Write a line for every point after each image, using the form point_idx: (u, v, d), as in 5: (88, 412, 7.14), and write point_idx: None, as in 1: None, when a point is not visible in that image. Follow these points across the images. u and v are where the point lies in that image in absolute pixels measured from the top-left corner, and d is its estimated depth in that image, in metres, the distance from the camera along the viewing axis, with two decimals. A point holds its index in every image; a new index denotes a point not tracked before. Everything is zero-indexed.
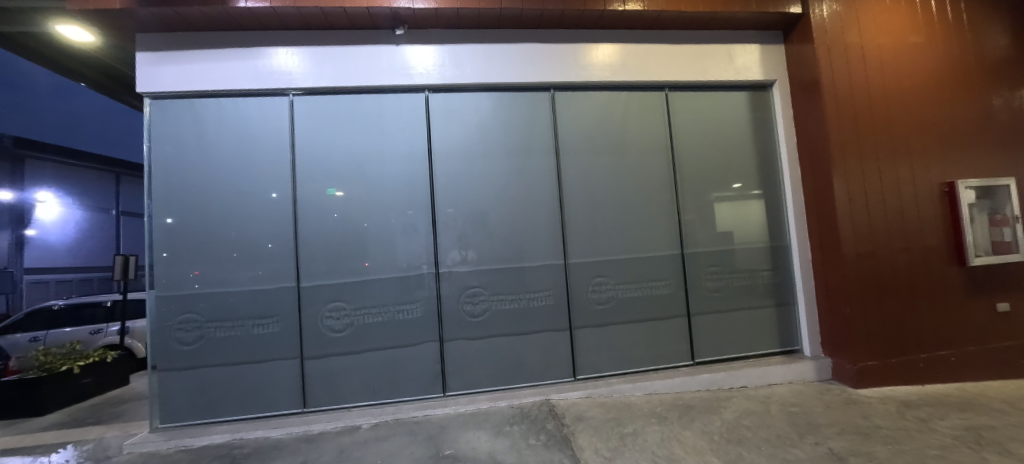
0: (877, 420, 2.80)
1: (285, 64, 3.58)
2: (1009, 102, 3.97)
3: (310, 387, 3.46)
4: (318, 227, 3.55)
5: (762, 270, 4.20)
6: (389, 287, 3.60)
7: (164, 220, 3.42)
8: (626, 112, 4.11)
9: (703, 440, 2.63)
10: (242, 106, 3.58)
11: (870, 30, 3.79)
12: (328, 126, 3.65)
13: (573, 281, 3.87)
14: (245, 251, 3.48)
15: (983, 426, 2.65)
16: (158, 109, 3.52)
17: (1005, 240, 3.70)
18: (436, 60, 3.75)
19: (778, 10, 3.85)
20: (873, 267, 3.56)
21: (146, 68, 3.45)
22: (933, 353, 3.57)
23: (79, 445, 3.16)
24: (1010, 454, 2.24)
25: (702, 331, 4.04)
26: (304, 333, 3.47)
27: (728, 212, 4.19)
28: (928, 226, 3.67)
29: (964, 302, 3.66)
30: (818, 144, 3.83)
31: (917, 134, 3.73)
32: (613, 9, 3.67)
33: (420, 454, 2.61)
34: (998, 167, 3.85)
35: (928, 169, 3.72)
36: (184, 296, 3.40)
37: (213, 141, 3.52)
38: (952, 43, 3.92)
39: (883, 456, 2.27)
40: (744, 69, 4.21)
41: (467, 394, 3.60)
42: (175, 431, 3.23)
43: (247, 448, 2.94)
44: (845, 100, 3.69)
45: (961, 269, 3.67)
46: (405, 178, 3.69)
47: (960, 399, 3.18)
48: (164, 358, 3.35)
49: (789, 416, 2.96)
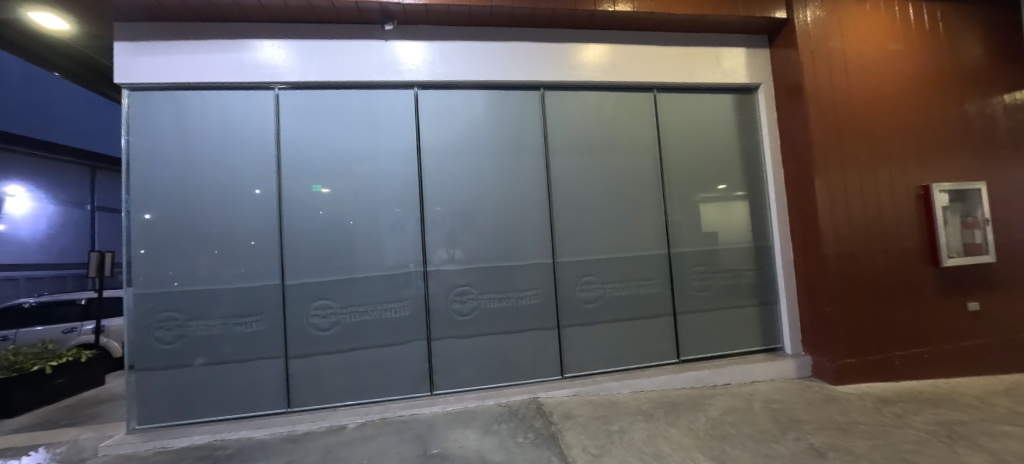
0: (855, 416, 2.89)
1: (270, 57, 3.50)
2: (983, 108, 4.11)
3: (294, 387, 3.41)
4: (304, 224, 3.49)
5: (746, 270, 4.28)
6: (376, 285, 3.56)
7: (143, 216, 3.32)
8: (616, 112, 4.14)
9: (688, 436, 2.67)
10: (225, 99, 3.49)
11: (851, 36, 3.90)
12: (314, 121, 3.58)
13: (562, 280, 3.89)
14: (227, 249, 3.40)
15: (955, 421, 2.76)
16: (138, 101, 3.41)
17: (976, 242, 3.84)
18: (426, 56, 3.72)
19: (764, 14, 3.91)
20: (852, 267, 3.67)
21: (125, 59, 3.34)
22: (909, 351, 3.70)
23: (52, 448, 3.05)
24: (980, 447, 2.34)
25: (689, 329, 4.10)
26: (290, 333, 3.42)
27: (714, 212, 4.25)
28: (905, 227, 3.79)
29: (937, 301, 3.79)
30: (801, 147, 3.90)
31: (896, 139, 3.85)
32: (604, 9, 3.69)
33: (407, 454, 2.59)
34: (972, 172, 3.98)
35: (905, 172, 3.84)
36: (164, 294, 3.31)
37: (194, 134, 3.43)
38: (929, 51, 4.05)
39: (861, 451, 2.34)
40: (730, 72, 4.28)
41: (454, 393, 3.59)
42: (154, 432, 3.15)
43: (228, 449, 2.88)
44: (828, 106, 3.79)
45: (935, 270, 3.80)
46: (396, 175, 3.65)
47: (933, 395, 3.30)
48: (143, 357, 3.26)
49: (771, 413, 3.02)
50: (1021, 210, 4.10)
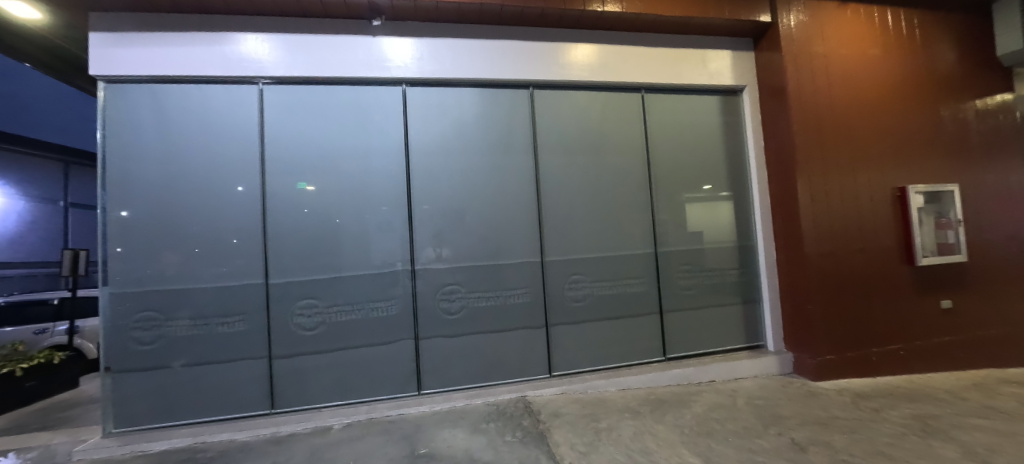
0: (835, 411, 2.97)
1: (254, 51, 3.43)
2: (956, 113, 4.26)
3: (278, 388, 3.35)
4: (289, 222, 3.43)
5: (731, 269, 4.35)
6: (363, 284, 3.52)
7: (119, 213, 3.22)
8: (605, 111, 4.16)
9: (675, 433, 2.71)
10: (206, 93, 3.41)
11: (833, 40, 3.99)
12: (299, 116, 3.52)
13: (550, 279, 3.90)
14: (208, 247, 3.31)
15: (928, 415, 2.85)
16: (115, 94, 3.30)
17: (949, 242, 3.98)
18: (415, 53, 3.69)
19: (749, 18, 3.98)
20: (832, 266, 3.77)
21: (101, 50, 3.22)
22: (886, 348, 3.82)
23: (21, 453, 2.93)
24: (951, 440, 2.43)
25: (674, 328, 4.15)
26: (274, 333, 3.35)
27: (700, 212, 4.31)
28: (883, 227, 3.90)
29: (912, 299, 3.92)
30: (784, 148, 3.98)
31: (874, 141, 3.96)
32: (592, 9, 3.71)
33: (395, 454, 2.56)
34: (945, 174, 4.13)
35: (883, 174, 3.95)
36: (142, 293, 3.21)
37: (174, 129, 3.34)
38: (906, 56, 4.17)
39: (840, 445, 2.40)
40: (716, 74, 4.34)
41: (442, 392, 3.58)
42: (132, 435, 3.06)
43: (210, 452, 2.82)
44: (809, 108, 3.87)
45: (911, 269, 3.92)
46: (383, 173, 3.61)
47: (908, 390, 3.41)
48: (119, 359, 3.16)
49: (754, 409, 3.08)
50: (991, 211, 4.25)
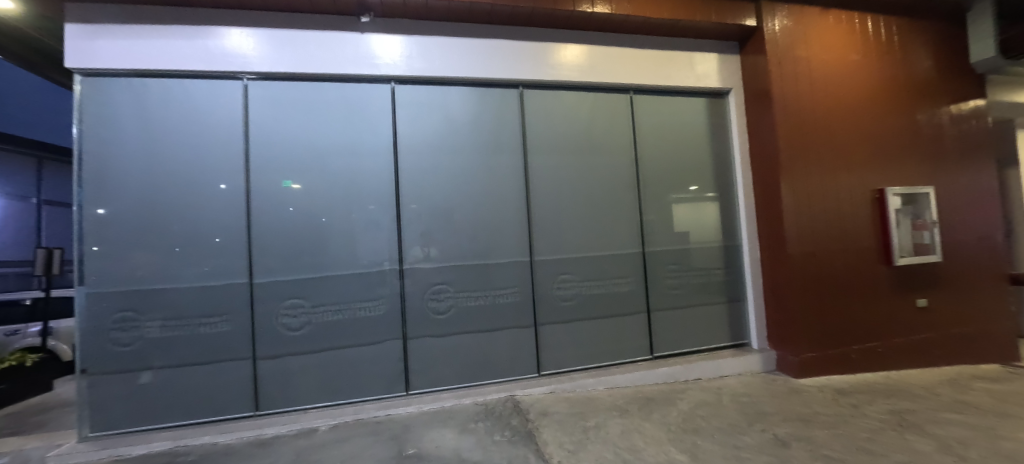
0: (816, 407, 3.04)
1: (238, 46, 3.36)
2: (932, 118, 4.39)
3: (262, 389, 3.29)
4: (274, 221, 3.37)
5: (717, 269, 4.42)
6: (350, 284, 3.48)
7: (96, 211, 3.12)
8: (594, 112, 4.19)
9: (661, 430, 2.75)
10: (188, 88, 3.33)
11: (815, 45, 4.08)
12: (285, 113, 3.46)
13: (539, 278, 3.91)
14: (190, 246, 3.24)
15: (904, 410, 2.95)
16: (91, 88, 3.19)
17: (925, 242, 4.11)
18: (404, 50, 3.66)
19: (735, 22, 4.05)
20: (813, 266, 3.86)
21: (77, 42, 3.11)
22: (865, 345, 3.92)
23: None
24: (925, 434, 2.51)
25: (662, 327, 4.20)
26: (258, 333, 3.30)
27: (687, 212, 4.37)
28: (862, 228, 4.01)
29: (890, 298, 4.03)
30: (768, 150, 4.06)
31: (854, 144, 4.06)
32: (582, 10, 3.74)
33: (383, 455, 2.55)
34: (920, 177, 4.26)
35: (862, 176, 4.06)
36: (120, 294, 3.12)
37: (154, 124, 3.25)
38: (885, 62, 4.29)
39: (821, 440, 2.47)
40: (703, 77, 4.41)
41: (430, 392, 3.56)
42: (110, 439, 2.98)
43: (192, 455, 2.76)
44: (793, 111, 3.96)
45: (888, 269, 4.04)
46: (371, 171, 3.57)
47: (886, 386, 3.52)
48: (96, 361, 3.07)
49: (738, 406, 3.14)
50: (964, 213, 4.41)
